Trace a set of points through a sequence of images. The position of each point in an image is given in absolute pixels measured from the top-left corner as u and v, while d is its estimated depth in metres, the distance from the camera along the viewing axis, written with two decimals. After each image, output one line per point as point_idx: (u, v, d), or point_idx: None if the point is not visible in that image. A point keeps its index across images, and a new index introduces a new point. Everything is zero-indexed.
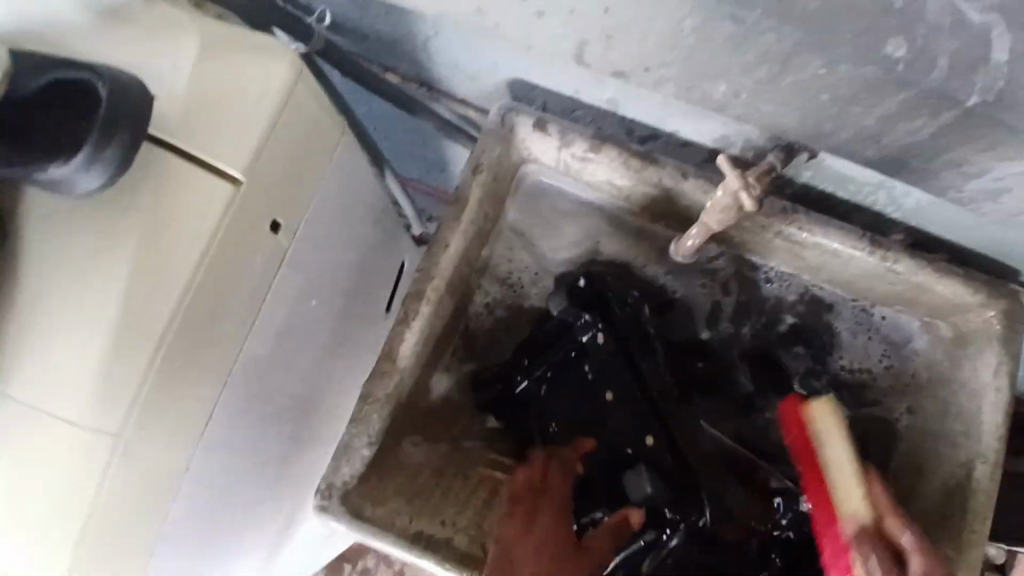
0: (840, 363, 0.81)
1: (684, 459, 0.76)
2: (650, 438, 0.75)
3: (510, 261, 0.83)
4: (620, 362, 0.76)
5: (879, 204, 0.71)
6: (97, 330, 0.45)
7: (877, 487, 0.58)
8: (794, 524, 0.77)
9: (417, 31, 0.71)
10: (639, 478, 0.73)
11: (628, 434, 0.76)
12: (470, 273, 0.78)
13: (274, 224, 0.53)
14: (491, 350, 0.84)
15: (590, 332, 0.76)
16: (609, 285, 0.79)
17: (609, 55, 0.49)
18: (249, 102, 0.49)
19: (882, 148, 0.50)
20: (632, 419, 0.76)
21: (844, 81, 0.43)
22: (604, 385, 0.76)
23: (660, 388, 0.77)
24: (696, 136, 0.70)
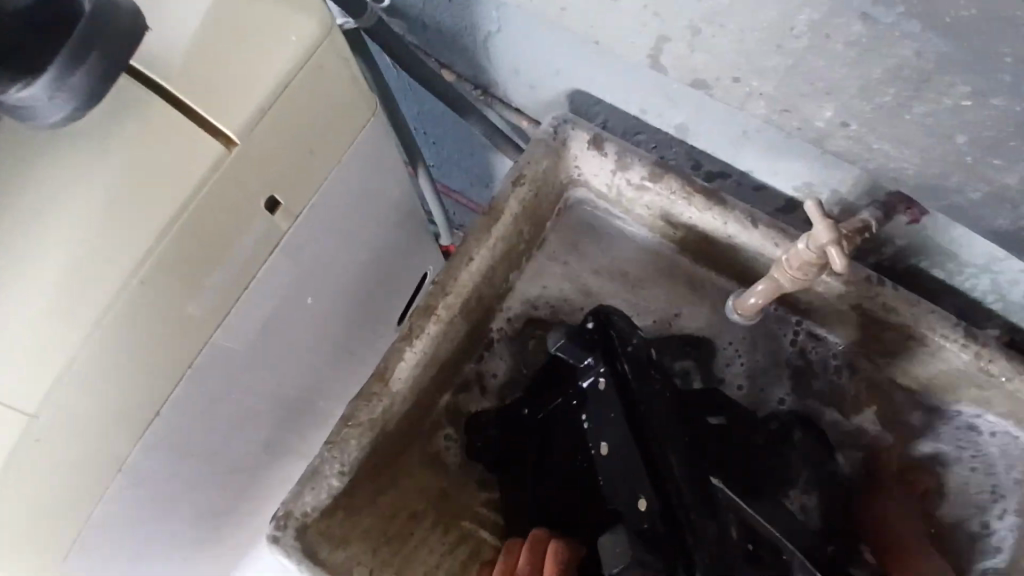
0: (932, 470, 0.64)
1: (680, 535, 0.53)
2: (643, 501, 0.56)
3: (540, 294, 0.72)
4: (616, 410, 0.60)
5: (979, 288, 0.58)
6: (30, 286, 0.38)
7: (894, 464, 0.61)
8: None
9: (479, 24, 0.65)
10: (616, 545, 0.53)
11: (614, 491, 0.59)
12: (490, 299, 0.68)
13: (270, 201, 0.46)
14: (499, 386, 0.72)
15: (592, 377, 0.63)
16: (616, 319, 0.63)
17: (692, 59, 0.40)
18: (263, 56, 0.42)
19: (1015, 222, 0.39)
20: (624, 480, 0.58)
21: (989, 121, 0.33)
22: (598, 436, 0.61)
23: (662, 441, 0.57)
24: (774, 180, 0.60)
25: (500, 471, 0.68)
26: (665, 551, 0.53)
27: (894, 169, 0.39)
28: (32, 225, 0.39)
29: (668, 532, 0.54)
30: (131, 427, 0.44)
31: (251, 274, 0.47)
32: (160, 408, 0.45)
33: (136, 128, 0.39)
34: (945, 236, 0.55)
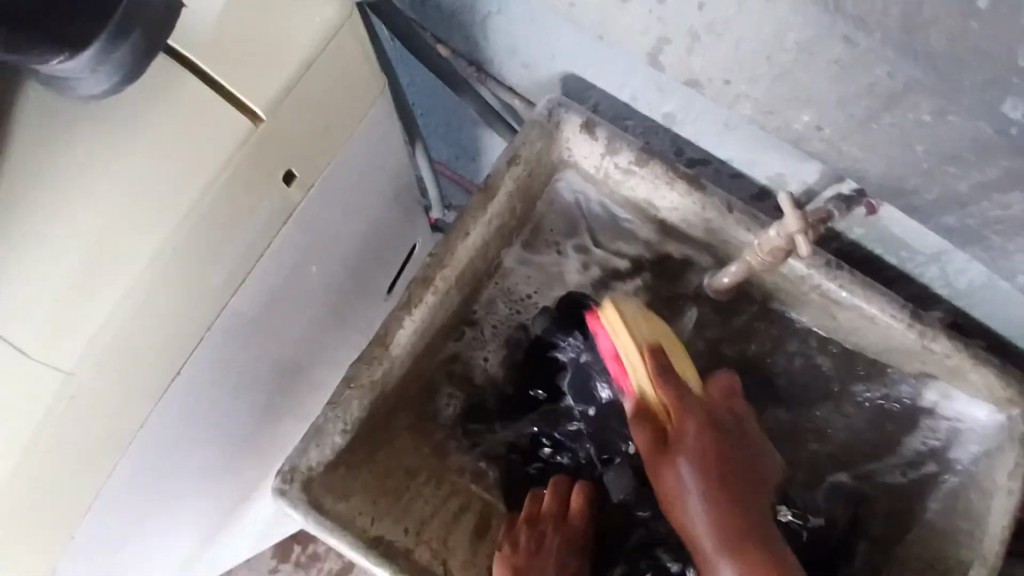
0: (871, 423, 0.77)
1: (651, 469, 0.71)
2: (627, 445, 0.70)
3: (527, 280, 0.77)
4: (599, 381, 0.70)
5: (927, 276, 0.65)
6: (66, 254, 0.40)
7: (653, 353, 0.61)
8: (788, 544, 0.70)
9: (479, 3, 0.66)
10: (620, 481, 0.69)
11: (606, 445, 0.72)
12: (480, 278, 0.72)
13: (287, 174, 0.48)
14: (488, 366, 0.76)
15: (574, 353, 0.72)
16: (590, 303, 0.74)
17: (689, 61, 0.44)
18: (289, 35, 0.45)
19: (962, 220, 0.45)
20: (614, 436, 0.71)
21: (947, 134, 0.38)
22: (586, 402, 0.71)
23: None
24: (751, 170, 0.65)
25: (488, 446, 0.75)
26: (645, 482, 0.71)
27: (861, 167, 0.44)
28: (64, 195, 0.40)
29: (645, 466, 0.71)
30: (154, 386, 0.47)
31: (269, 242, 0.50)
32: (181, 367, 0.49)
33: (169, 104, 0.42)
34: (900, 228, 0.61)
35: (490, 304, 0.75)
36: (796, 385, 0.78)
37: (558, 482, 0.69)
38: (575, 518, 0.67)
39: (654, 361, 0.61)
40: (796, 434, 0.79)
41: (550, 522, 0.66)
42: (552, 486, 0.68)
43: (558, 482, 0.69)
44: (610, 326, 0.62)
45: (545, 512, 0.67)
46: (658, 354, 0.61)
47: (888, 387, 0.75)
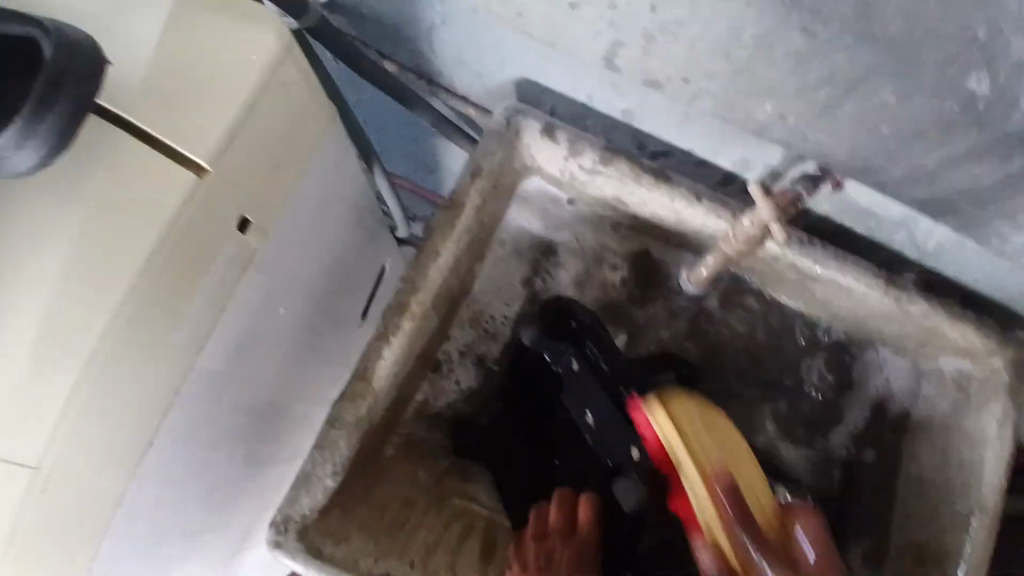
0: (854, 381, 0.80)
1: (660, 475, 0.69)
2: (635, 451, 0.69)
3: (500, 289, 0.77)
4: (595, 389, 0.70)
5: (898, 241, 0.66)
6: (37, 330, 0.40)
7: (716, 488, 0.60)
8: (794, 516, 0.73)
9: (421, 16, 0.64)
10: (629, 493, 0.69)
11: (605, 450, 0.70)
12: (456, 298, 0.71)
13: (242, 222, 0.46)
14: (475, 380, 0.76)
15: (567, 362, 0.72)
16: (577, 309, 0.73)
17: (645, 61, 0.43)
18: (225, 77, 0.42)
19: (929, 194, 0.45)
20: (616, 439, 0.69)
21: (913, 116, 0.37)
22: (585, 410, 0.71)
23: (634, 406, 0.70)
24: (715, 157, 0.65)
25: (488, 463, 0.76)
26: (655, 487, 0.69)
27: (827, 151, 0.44)
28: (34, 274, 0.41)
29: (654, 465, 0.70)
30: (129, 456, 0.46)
31: (228, 295, 0.48)
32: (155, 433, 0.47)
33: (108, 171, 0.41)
34: (865, 200, 0.61)
35: (461, 326, 0.75)
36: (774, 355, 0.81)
37: (563, 496, 0.68)
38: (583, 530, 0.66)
39: (712, 492, 0.60)
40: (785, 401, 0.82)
41: (558, 539, 0.64)
42: (558, 499, 0.67)
43: (561, 496, 0.68)
44: (653, 416, 0.64)
45: (554, 527, 0.65)
46: (724, 487, 0.60)
47: (857, 348, 0.79)
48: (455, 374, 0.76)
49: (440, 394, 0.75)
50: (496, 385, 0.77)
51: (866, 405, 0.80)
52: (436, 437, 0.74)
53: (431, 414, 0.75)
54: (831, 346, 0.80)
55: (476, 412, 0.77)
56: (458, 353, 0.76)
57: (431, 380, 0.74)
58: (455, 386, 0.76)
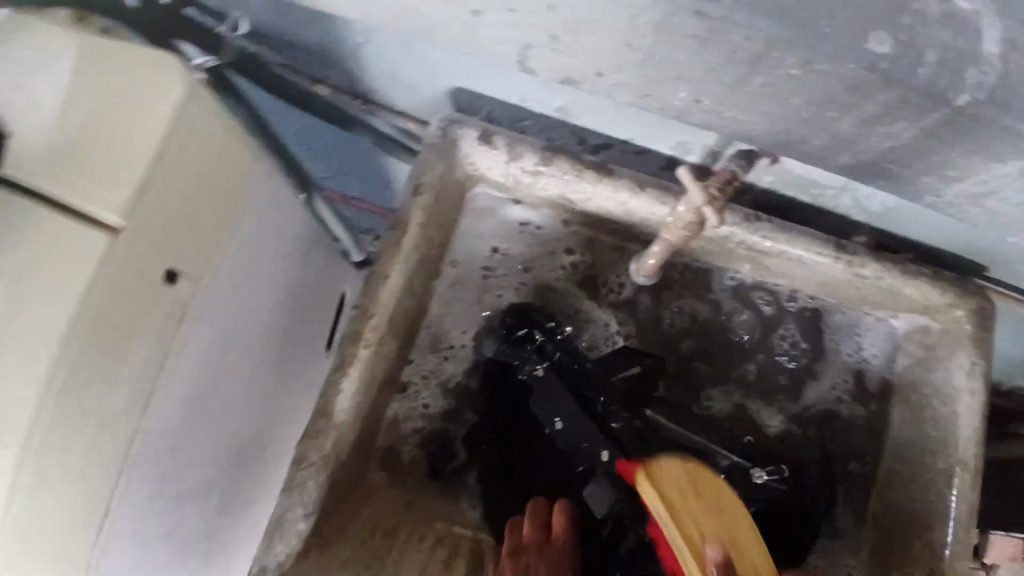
0: (834, 350, 0.78)
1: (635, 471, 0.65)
2: (605, 453, 0.64)
3: (460, 304, 0.75)
4: (562, 391, 0.67)
5: (844, 207, 0.66)
6: None
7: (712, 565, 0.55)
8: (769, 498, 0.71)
9: (344, 38, 0.63)
10: (602, 493, 0.65)
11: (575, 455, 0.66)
12: (416, 318, 0.71)
13: (169, 272, 0.46)
14: (446, 399, 0.75)
15: (532, 366, 0.69)
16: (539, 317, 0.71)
17: (557, 60, 0.43)
18: (131, 127, 0.42)
19: (854, 160, 0.45)
20: (584, 441, 0.66)
21: (821, 83, 0.37)
22: (551, 415, 0.67)
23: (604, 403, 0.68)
24: (653, 145, 0.65)
25: (472, 484, 0.74)
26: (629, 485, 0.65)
27: (750, 128, 0.44)
28: None
29: None
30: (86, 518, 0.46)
31: (169, 347, 0.48)
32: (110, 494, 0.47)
33: (25, 241, 0.41)
34: (804, 170, 0.61)
35: (425, 348, 0.74)
36: (750, 336, 0.79)
37: (535, 507, 0.67)
38: (558, 540, 0.65)
39: (707, 571, 0.55)
40: (768, 381, 0.79)
41: (534, 551, 0.63)
42: (532, 510, 0.66)
43: (533, 506, 0.67)
44: (653, 494, 0.59)
45: (528, 542, 0.64)
46: (719, 566, 0.55)
47: (831, 318, 0.77)
48: (423, 396, 0.74)
49: (411, 417, 0.74)
50: (467, 402, 0.75)
51: (843, 375, 0.78)
52: (414, 459, 0.73)
53: (403, 438, 0.73)
54: (800, 318, 0.78)
55: (446, 431, 0.74)
56: (423, 376, 0.74)
57: (400, 401, 0.73)
58: (424, 408, 0.74)
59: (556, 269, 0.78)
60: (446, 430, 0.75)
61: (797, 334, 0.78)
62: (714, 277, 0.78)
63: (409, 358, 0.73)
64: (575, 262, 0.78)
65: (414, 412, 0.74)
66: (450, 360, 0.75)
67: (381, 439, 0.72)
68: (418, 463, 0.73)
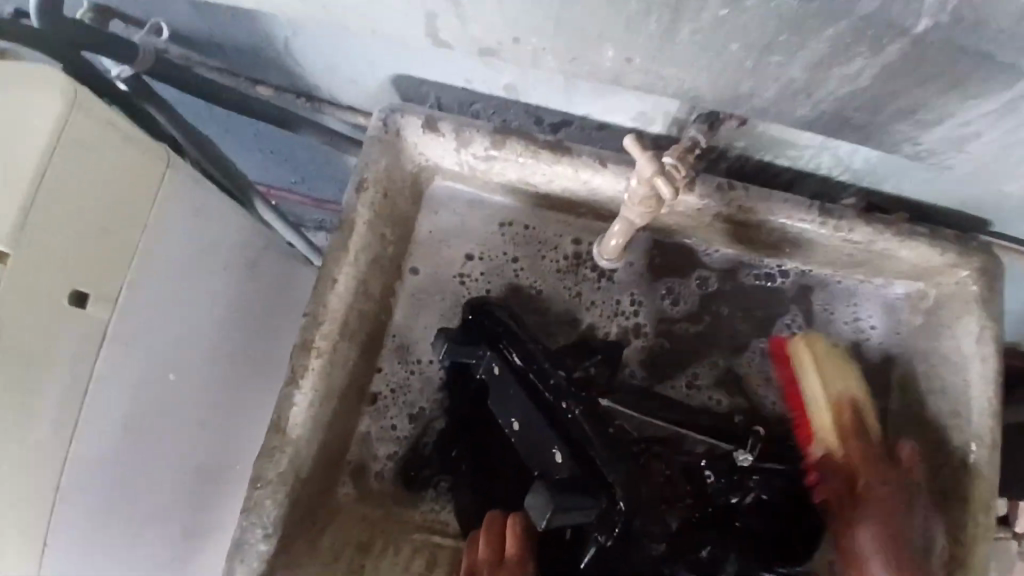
0: (844, 326, 0.71)
1: (598, 474, 0.60)
2: (558, 454, 0.60)
3: (422, 306, 0.71)
4: (516, 390, 0.63)
5: (826, 167, 0.60)
6: None
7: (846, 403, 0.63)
8: (766, 483, 0.64)
9: (272, 32, 0.59)
10: (539, 503, 0.56)
11: (534, 460, 0.61)
12: (378, 327, 0.68)
13: (79, 295, 0.44)
14: (417, 414, 0.70)
15: (485, 365, 0.64)
16: (498, 313, 0.66)
17: (467, 29, 0.39)
18: (18, 152, 0.41)
19: (815, 114, 0.40)
20: (537, 446, 0.61)
21: (754, 23, 0.33)
22: (508, 413, 0.63)
23: (563, 402, 0.62)
24: (614, 118, 0.59)
25: (447, 493, 0.69)
26: (593, 491, 0.59)
27: (693, 89, 0.40)
28: None
29: (585, 472, 0.60)
30: (24, 559, 0.44)
31: (93, 368, 0.46)
32: (46, 531, 0.45)
33: None
34: (777, 128, 0.55)
35: (388, 362, 0.70)
36: (751, 316, 0.72)
37: (494, 520, 0.62)
38: (509, 558, 0.59)
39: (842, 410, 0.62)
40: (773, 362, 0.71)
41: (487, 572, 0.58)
42: (487, 523, 0.61)
43: (491, 518, 0.62)
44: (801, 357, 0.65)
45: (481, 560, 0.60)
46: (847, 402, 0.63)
47: (834, 289, 0.71)
48: (390, 413, 0.70)
49: (380, 434, 0.70)
50: (440, 413, 0.70)
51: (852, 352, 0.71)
52: (385, 474, 0.69)
53: (374, 456, 0.69)
54: (800, 292, 0.72)
55: (423, 440, 0.70)
56: (390, 390, 0.70)
57: (365, 411, 0.69)
58: (392, 429, 0.70)
59: (558, 259, 0.71)
60: (421, 443, 0.70)
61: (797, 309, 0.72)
62: (696, 254, 0.72)
63: (375, 369, 0.70)
64: (580, 251, 0.71)
65: (383, 430, 0.70)
66: (418, 374, 0.70)
67: (352, 455, 0.69)
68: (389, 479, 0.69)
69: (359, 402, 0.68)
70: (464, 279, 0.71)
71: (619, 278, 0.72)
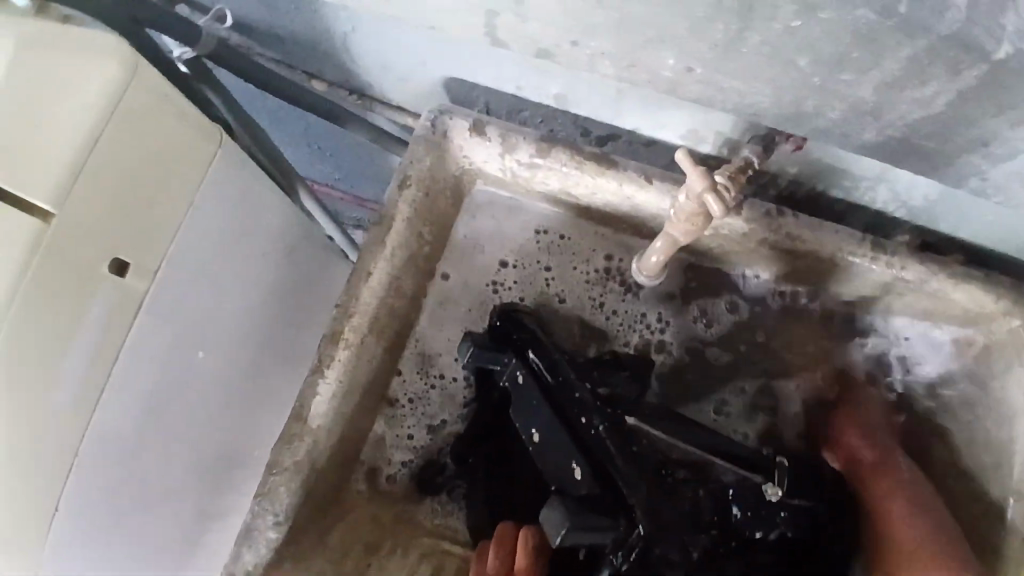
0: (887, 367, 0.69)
1: (618, 497, 0.58)
2: (577, 469, 0.58)
3: (453, 309, 0.70)
4: (538, 400, 0.61)
5: (881, 200, 0.58)
6: None
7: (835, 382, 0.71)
8: (791, 520, 0.61)
9: (332, 28, 0.60)
10: (555, 518, 0.55)
11: (553, 473, 0.60)
12: (407, 326, 0.67)
13: (118, 263, 0.45)
14: (432, 426, 0.69)
15: (510, 373, 0.63)
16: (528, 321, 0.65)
17: (525, 26, 0.39)
18: (75, 116, 0.42)
19: (879, 138, 0.39)
20: (557, 459, 0.59)
21: (825, 36, 0.32)
22: (529, 424, 0.61)
23: (586, 418, 0.60)
24: (663, 135, 0.58)
25: (461, 501, 0.68)
26: (611, 512, 0.57)
27: (752, 104, 0.39)
28: None
29: (605, 493, 0.58)
30: (39, 517, 0.45)
31: (124, 335, 0.46)
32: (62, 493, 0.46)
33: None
34: (833, 155, 0.53)
35: (408, 371, 0.70)
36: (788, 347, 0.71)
37: (510, 529, 0.60)
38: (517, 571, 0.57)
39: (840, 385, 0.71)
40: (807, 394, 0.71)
41: None
42: (501, 532, 0.60)
43: (507, 527, 0.60)
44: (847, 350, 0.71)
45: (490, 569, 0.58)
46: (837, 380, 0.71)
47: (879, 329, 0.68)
48: (408, 423, 0.69)
49: (396, 442, 0.69)
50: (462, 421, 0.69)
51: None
52: (396, 479, 0.68)
53: (387, 461, 0.68)
54: (840, 325, 0.69)
55: (438, 452, 0.69)
56: (408, 400, 0.69)
57: (383, 415, 0.69)
58: (408, 438, 0.69)
59: (589, 271, 0.70)
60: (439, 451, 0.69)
61: (836, 343, 0.70)
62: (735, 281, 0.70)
63: (397, 372, 0.69)
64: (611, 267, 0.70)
65: (398, 438, 0.69)
66: (437, 389, 0.70)
67: (363, 459, 0.68)
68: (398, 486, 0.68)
69: (377, 405, 0.68)
70: (498, 288, 0.71)
71: (654, 298, 0.70)
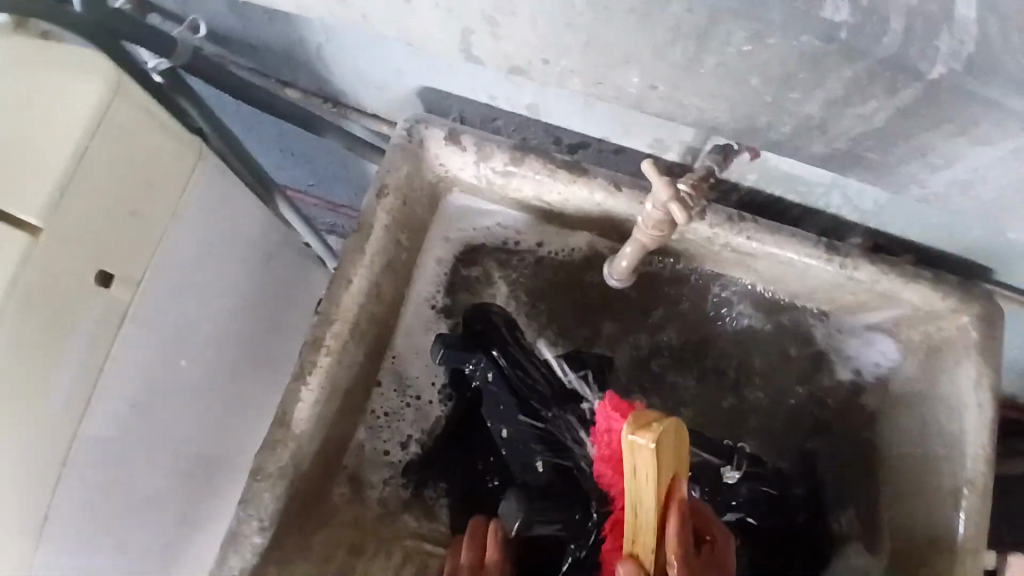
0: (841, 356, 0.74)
1: (575, 489, 0.62)
2: (540, 464, 0.63)
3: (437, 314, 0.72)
4: (507, 401, 0.64)
5: (834, 205, 0.61)
6: None
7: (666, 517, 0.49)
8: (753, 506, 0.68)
9: (307, 38, 0.61)
10: (512, 507, 0.59)
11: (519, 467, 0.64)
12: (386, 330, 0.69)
13: (103, 274, 0.46)
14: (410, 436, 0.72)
15: (481, 373, 0.65)
16: (496, 323, 0.68)
17: (499, 46, 0.41)
18: (58, 130, 0.42)
19: (830, 148, 0.42)
20: (524, 455, 0.64)
21: (776, 59, 0.34)
22: (498, 423, 0.64)
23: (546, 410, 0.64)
24: (631, 144, 0.61)
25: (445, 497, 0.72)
26: (569, 504, 0.61)
27: (713, 120, 0.42)
28: None
29: (564, 485, 0.62)
30: (21, 532, 0.45)
31: (109, 347, 0.47)
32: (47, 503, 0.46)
33: None
34: (788, 163, 0.57)
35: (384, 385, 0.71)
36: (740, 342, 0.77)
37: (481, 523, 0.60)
38: (490, 564, 0.57)
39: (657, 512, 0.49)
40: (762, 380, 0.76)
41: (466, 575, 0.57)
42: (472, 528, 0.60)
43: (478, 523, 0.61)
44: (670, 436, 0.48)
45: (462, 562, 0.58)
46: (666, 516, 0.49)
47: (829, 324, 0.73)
48: (384, 436, 0.71)
49: (374, 455, 0.70)
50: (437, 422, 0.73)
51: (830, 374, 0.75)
52: (382, 496, 0.70)
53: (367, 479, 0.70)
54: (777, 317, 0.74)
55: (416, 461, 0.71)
56: (385, 413, 0.71)
57: (365, 426, 0.70)
58: (385, 455, 0.71)
59: (559, 266, 0.75)
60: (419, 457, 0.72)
61: (771, 337, 0.75)
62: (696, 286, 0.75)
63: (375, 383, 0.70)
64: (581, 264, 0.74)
65: (375, 449, 0.70)
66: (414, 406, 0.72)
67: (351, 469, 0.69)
68: (388, 493, 0.70)
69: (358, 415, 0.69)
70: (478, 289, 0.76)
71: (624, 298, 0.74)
